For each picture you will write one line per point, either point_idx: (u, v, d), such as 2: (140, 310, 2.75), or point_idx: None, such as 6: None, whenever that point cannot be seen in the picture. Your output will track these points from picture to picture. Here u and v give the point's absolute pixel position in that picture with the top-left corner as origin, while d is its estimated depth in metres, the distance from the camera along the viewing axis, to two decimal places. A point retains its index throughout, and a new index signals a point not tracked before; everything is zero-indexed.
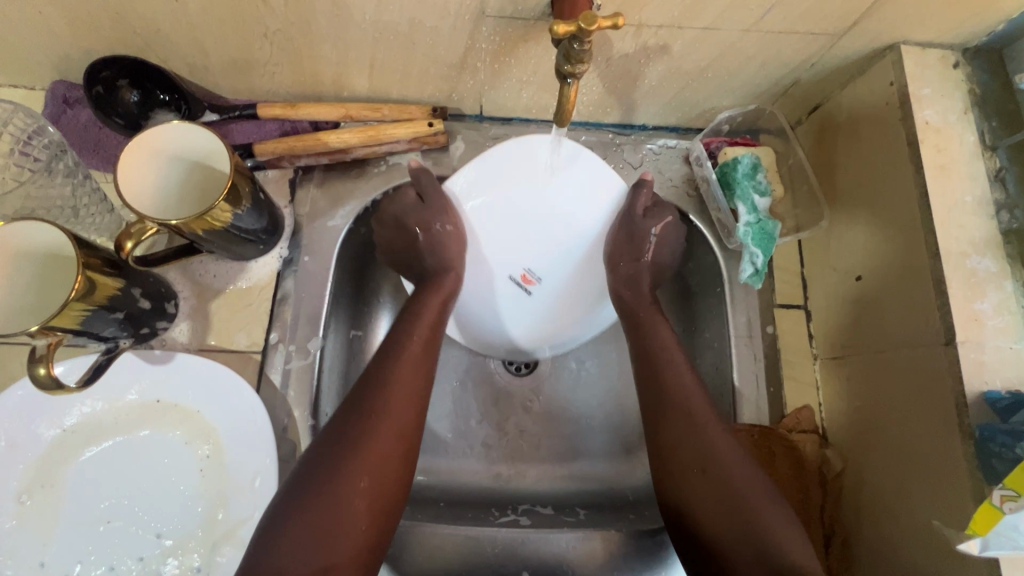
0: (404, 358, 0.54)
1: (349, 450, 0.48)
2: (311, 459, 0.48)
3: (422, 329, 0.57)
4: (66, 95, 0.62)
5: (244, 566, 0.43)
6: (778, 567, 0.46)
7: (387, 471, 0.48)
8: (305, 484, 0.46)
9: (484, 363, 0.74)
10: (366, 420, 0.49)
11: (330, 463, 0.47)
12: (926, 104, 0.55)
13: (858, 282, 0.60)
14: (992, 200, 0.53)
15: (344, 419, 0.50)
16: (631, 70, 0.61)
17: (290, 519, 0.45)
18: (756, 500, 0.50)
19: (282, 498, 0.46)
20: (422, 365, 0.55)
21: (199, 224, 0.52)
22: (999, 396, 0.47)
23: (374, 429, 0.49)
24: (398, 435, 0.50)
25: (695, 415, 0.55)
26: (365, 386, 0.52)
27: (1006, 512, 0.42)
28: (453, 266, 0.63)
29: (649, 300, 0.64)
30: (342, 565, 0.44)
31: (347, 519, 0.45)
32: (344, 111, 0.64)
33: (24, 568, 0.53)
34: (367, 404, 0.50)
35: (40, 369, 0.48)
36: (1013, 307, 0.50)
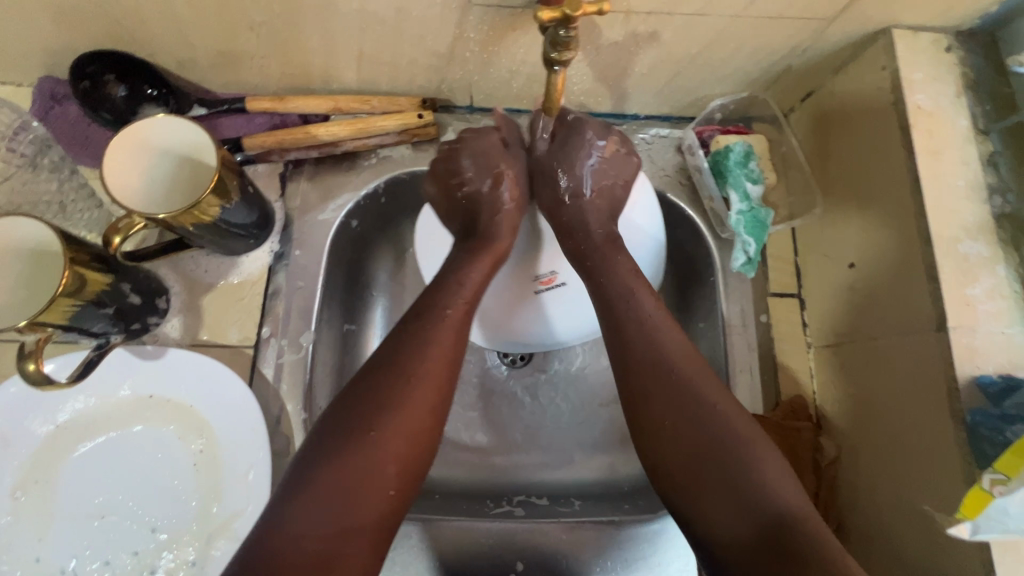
0: (445, 320, 0.53)
1: (381, 412, 0.47)
2: (340, 420, 0.47)
3: (466, 292, 0.56)
4: (53, 91, 0.61)
5: (268, 518, 0.43)
6: (769, 520, 0.43)
7: (416, 433, 0.48)
8: (335, 442, 0.45)
9: (478, 355, 0.74)
10: (397, 379, 0.49)
11: (354, 425, 0.46)
12: (918, 88, 0.55)
13: (851, 269, 0.60)
14: (985, 185, 0.53)
15: (380, 379, 0.49)
16: (622, 58, 0.60)
17: (315, 481, 0.44)
18: (745, 454, 0.47)
19: (305, 459, 0.45)
20: (459, 329, 0.54)
21: (187, 218, 0.52)
22: (991, 381, 0.46)
23: (410, 390, 0.49)
24: (435, 400, 0.49)
25: (673, 367, 0.51)
26: (403, 347, 0.51)
27: (995, 496, 0.42)
28: (499, 229, 0.61)
29: (603, 244, 0.60)
30: (364, 529, 0.43)
31: (369, 481, 0.45)
32: (333, 104, 0.64)
33: (19, 563, 0.53)
34: (400, 364, 0.50)
35: (30, 364, 0.48)
36: (1006, 292, 0.50)
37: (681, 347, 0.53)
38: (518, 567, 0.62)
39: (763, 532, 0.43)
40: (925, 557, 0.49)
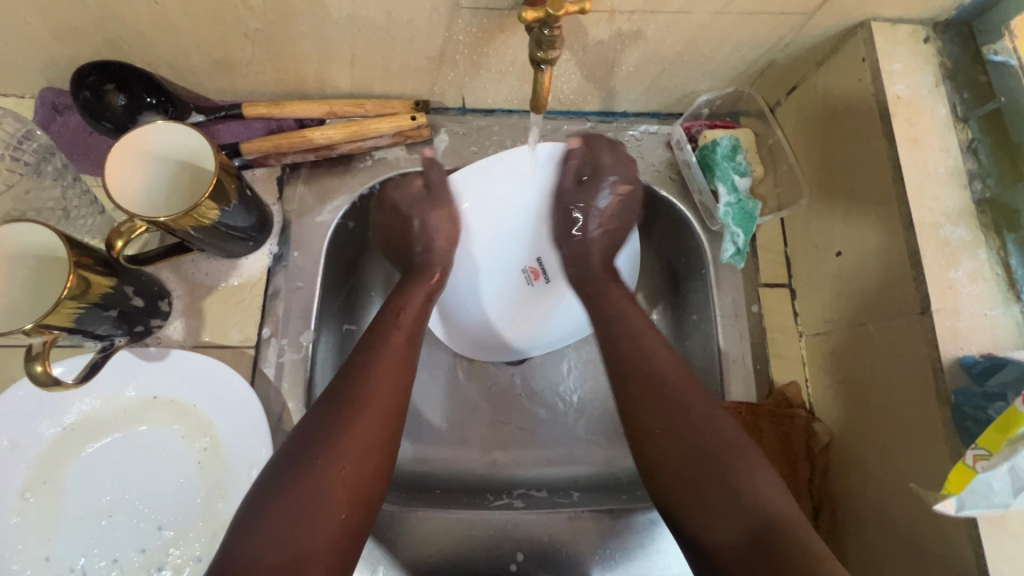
0: (388, 349, 0.56)
1: (331, 433, 0.49)
2: (298, 446, 0.48)
3: (403, 320, 0.60)
4: (55, 102, 0.63)
5: (228, 546, 0.43)
6: (758, 520, 0.45)
7: (367, 453, 0.49)
8: (286, 470, 0.47)
9: None
10: (347, 402, 0.51)
11: (314, 446, 0.48)
12: (898, 79, 0.56)
13: (838, 258, 0.61)
14: (965, 170, 0.54)
15: (327, 408, 0.51)
16: (608, 56, 0.62)
17: (273, 505, 0.45)
18: (727, 458, 0.49)
19: (263, 484, 0.47)
20: (404, 356, 0.57)
21: (187, 221, 0.53)
22: (974, 361, 0.47)
23: (356, 415, 0.50)
24: (383, 423, 0.51)
25: (668, 384, 0.55)
26: (348, 376, 0.53)
27: (978, 471, 0.42)
28: (434, 262, 0.66)
29: (602, 273, 0.68)
30: (319, 554, 0.44)
31: (322, 500, 0.46)
32: (327, 108, 0.66)
33: (30, 562, 0.55)
34: (344, 395, 0.51)
35: (37, 366, 0.49)
36: (988, 274, 0.51)
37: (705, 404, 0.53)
38: (518, 559, 0.61)
39: (750, 538, 0.45)
40: (915, 537, 0.50)
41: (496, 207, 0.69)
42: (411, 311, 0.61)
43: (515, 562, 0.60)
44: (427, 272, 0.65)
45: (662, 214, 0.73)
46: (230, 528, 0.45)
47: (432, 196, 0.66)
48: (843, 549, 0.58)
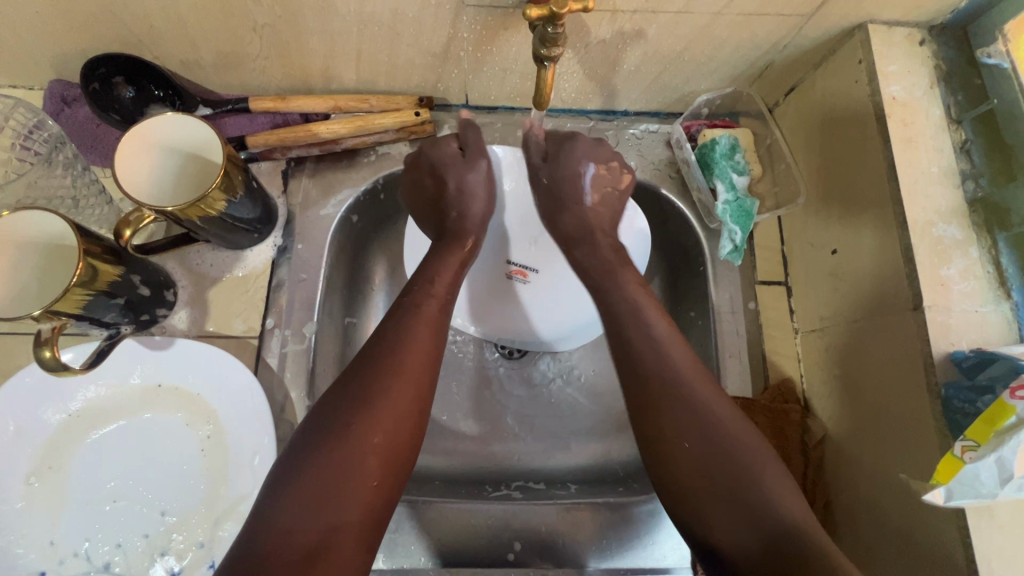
0: (419, 319, 0.54)
1: (360, 405, 0.47)
2: (324, 419, 0.47)
3: (437, 288, 0.57)
4: (63, 94, 0.64)
5: (259, 510, 0.43)
6: (771, 530, 0.43)
7: (394, 435, 0.47)
8: (315, 438, 0.46)
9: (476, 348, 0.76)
10: (376, 377, 0.49)
11: (342, 424, 0.46)
12: (893, 80, 0.57)
13: (834, 256, 0.62)
14: (958, 170, 0.55)
15: (359, 380, 0.49)
16: (610, 55, 0.63)
17: (304, 482, 0.43)
18: (749, 463, 0.46)
19: (291, 458, 0.45)
20: (436, 325, 0.55)
21: (194, 212, 0.54)
22: (964, 356, 0.48)
23: (388, 389, 0.48)
24: (414, 389, 0.50)
25: (676, 369, 0.51)
26: (382, 346, 0.51)
27: (966, 462, 0.43)
28: (471, 226, 0.63)
29: (612, 258, 0.61)
30: (351, 521, 0.43)
31: (354, 472, 0.45)
32: (333, 103, 0.66)
33: (34, 546, 0.55)
34: (375, 368, 0.50)
35: (46, 353, 0.50)
36: (979, 272, 0.52)
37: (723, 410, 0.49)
38: (516, 548, 0.61)
39: (766, 543, 0.43)
40: (904, 528, 0.51)
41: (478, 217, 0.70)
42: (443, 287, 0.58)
43: (512, 551, 0.61)
44: (461, 240, 0.62)
45: (661, 211, 0.74)
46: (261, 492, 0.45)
47: (466, 157, 0.64)
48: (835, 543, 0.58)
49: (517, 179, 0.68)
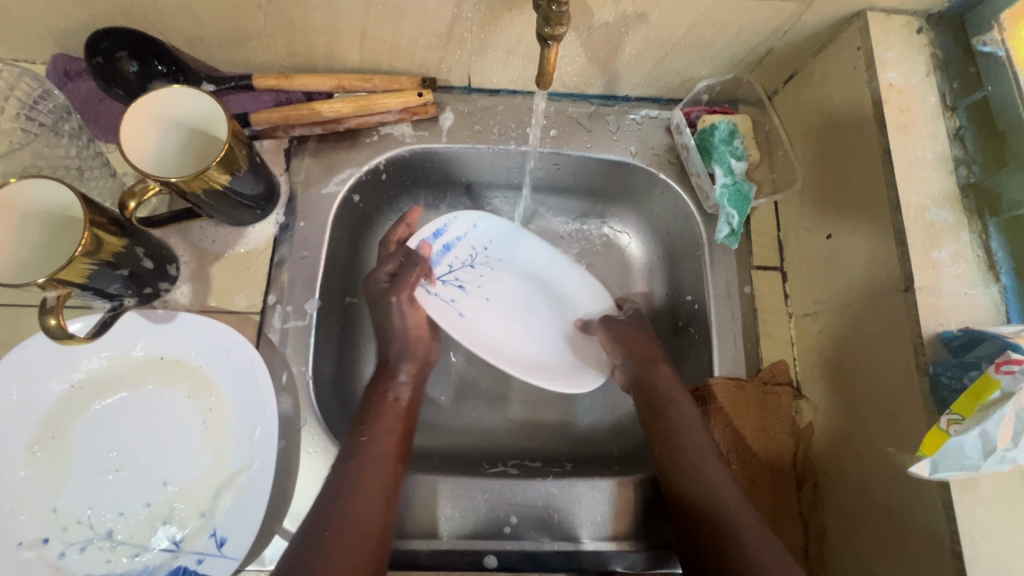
0: (390, 406, 0.63)
1: (353, 483, 0.54)
2: (330, 491, 0.54)
3: (404, 383, 0.66)
4: (66, 68, 0.62)
5: None
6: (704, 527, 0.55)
7: (376, 511, 0.54)
8: (302, 550, 0.49)
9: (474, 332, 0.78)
10: (358, 459, 0.56)
11: (345, 500, 0.53)
12: (890, 67, 0.58)
13: (829, 240, 0.64)
14: (952, 157, 0.56)
15: (343, 466, 0.56)
16: (612, 39, 0.63)
17: (330, 532, 0.50)
18: (696, 476, 0.57)
19: (318, 514, 0.52)
20: (405, 415, 0.63)
21: (198, 184, 0.55)
22: (953, 335, 0.49)
23: (362, 472, 0.55)
24: (385, 509, 0.54)
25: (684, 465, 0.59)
26: (354, 431, 0.59)
27: (950, 435, 0.44)
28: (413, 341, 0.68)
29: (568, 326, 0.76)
30: None
31: (347, 554, 0.49)
32: (336, 82, 0.67)
33: (37, 513, 0.56)
34: (349, 447, 0.57)
35: (52, 320, 0.50)
36: (970, 256, 0.53)
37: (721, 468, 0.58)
38: (512, 522, 0.61)
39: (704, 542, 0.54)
40: (892, 500, 0.52)
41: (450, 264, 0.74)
42: (401, 373, 0.66)
43: (508, 525, 0.61)
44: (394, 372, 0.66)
45: (660, 196, 0.76)
46: None
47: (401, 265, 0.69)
48: (822, 520, 0.60)
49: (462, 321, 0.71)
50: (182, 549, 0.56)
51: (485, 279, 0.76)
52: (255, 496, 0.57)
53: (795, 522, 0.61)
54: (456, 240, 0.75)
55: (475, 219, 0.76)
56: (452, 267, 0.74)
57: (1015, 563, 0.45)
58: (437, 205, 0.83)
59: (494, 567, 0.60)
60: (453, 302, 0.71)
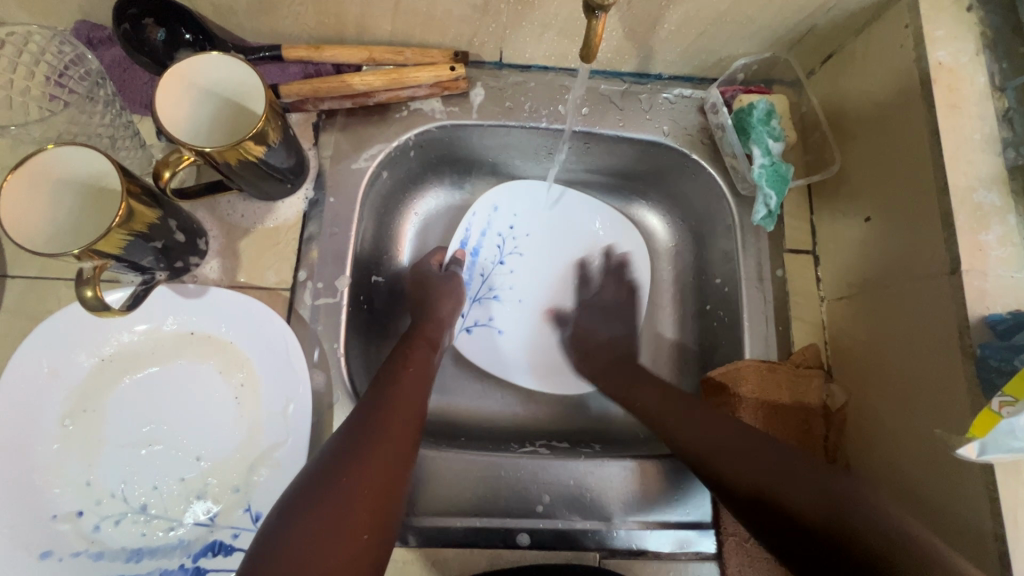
0: (409, 359, 0.62)
1: (348, 462, 0.50)
2: (322, 466, 0.50)
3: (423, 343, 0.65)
4: (89, 36, 0.61)
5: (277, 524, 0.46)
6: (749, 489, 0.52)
7: (370, 490, 0.49)
8: (321, 477, 0.49)
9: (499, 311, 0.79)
10: (358, 440, 0.52)
11: (330, 482, 0.48)
12: (940, 45, 0.56)
13: (867, 223, 0.63)
14: (1000, 138, 0.55)
15: (374, 408, 0.55)
16: (652, 13, 0.62)
17: (319, 498, 0.47)
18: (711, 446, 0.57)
19: (308, 483, 0.49)
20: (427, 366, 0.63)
21: (233, 155, 0.53)
22: (1000, 319, 0.48)
23: (386, 416, 0.55)
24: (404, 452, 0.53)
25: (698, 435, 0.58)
26: (383, 379, 0.59)
27: (1004, 417, 0.44)
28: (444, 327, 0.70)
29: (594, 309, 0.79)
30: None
31: (361, 484, 0.49)
32: (367, 54, 0.65)
33: (71, 486, 0.56)
34: (378, 394, 0.57)
35: (87, 291, 0.50)
36: (1016, 239, 0.52)
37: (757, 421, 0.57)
38: (545, 500, 0.62)
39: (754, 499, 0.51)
40: (930, 479, 0.52)
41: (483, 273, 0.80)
42: (418, 361, 0.62)
43: (541, 503, 0.62)
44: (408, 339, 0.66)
45: (690, 177, 0.75)
46: (274, 515, 0.48)
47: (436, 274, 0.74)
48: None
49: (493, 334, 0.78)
50: (217, 523, 0.56)
51: (514, 274, 0.81)
52: (290, 472, 0.57)
53: None
54: (481, 234, 0.80)
55: (495, 200, 0.80)
56: (483, 273, 0.80)
57: None
58: (463, 183, 0.82)
59: (527, 545, 0.60)
60: (490, 321, 0.79)
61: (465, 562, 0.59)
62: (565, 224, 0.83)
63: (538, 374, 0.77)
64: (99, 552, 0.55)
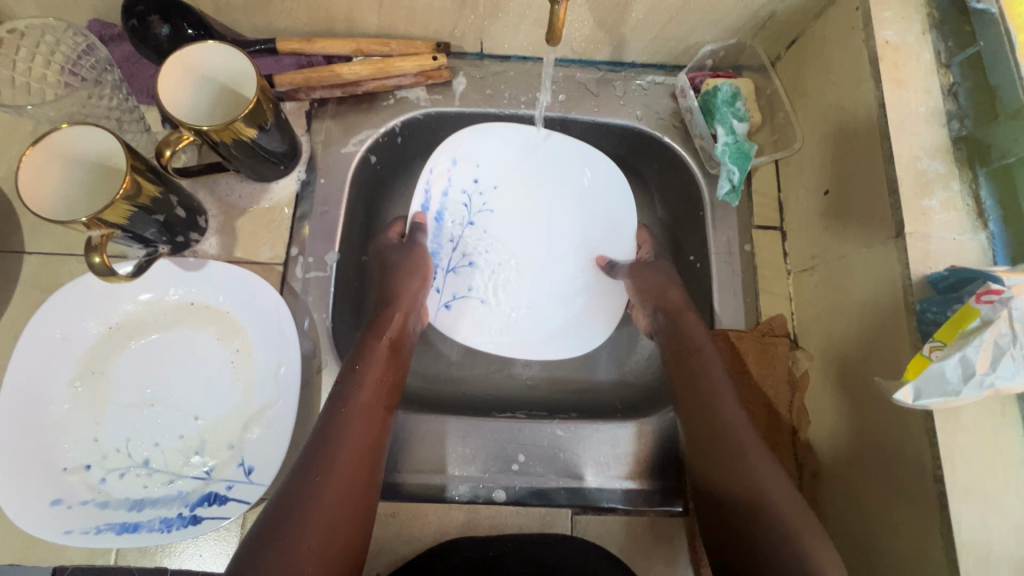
0: (369, 367, 0.61)
1: (304, 504, 0.51)
2: (298, 475, 0.53)
3: (383, 344, 0.63)
4: (101, 34, 0.67)
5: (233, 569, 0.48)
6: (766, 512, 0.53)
7: (351, 493, 0.53)
8: (276, 520, 0.50)
9: (470, 276, 0.79)
10: (321, 459, 0.53)
11: (285, 522, 0.49)
12: (887, 25, 0.60)
13: (826, 196, 0.66)
14: (945, 111, 0.58)
15: (330, 436, 0.55)
16: (619, 3, 0.66)
17: (275, 542, 0.48)
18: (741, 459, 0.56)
19: (262, 525, 0.50)
20: (388, 375, 0.62)
21: (228, 134, 0.58)
22: (941, 277, 0.51)
23: (342, 445, 0.55)
24: (361, 482, 0.54)
25: (741, 445, 0.57)
26: (339, 399, 0.58)
27: (933, 361, 0.47)
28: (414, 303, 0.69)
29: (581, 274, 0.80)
30: None
31: (313, 522, 0.50)
32: (355, 46, 0.70)
33: (80, 442, 0.60)
34: (331, 421, 0.56)
35: (96, 258, 0.54)
36: (960, 204, 0.55)
37: (751, 436, 0.58)
38: (520, 460, 0.65)
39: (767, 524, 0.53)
40: (881, 435, 0.55)
41: (450, 240, 0.79)
42: (375, 367, 0.61)
43: (517, 462, 0.65)
44: (382, 325, 0.65)
45: (663, 160, 0.79)
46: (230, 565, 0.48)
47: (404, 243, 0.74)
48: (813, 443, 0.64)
49: (467, 300, 0.78)
50: (213, 477, 0.60)
51: (484, 234, 0.80)
52: (279, 429, 0.61)
53: (789, 451, 0.65)
54: (443, 193, 0.79)
55: (452, 154, 0.78)
56: (453, 238, 0.79)
57: (995, 487, 0.48)
58: None
59: (503, 501, 0.64)
60: (470, 291, 0.78)
61: (445, 519, 0.62)
62: (529, 178, 0.81)
63: (527, 342, 0.77)
64: (104, 502, 0.59)
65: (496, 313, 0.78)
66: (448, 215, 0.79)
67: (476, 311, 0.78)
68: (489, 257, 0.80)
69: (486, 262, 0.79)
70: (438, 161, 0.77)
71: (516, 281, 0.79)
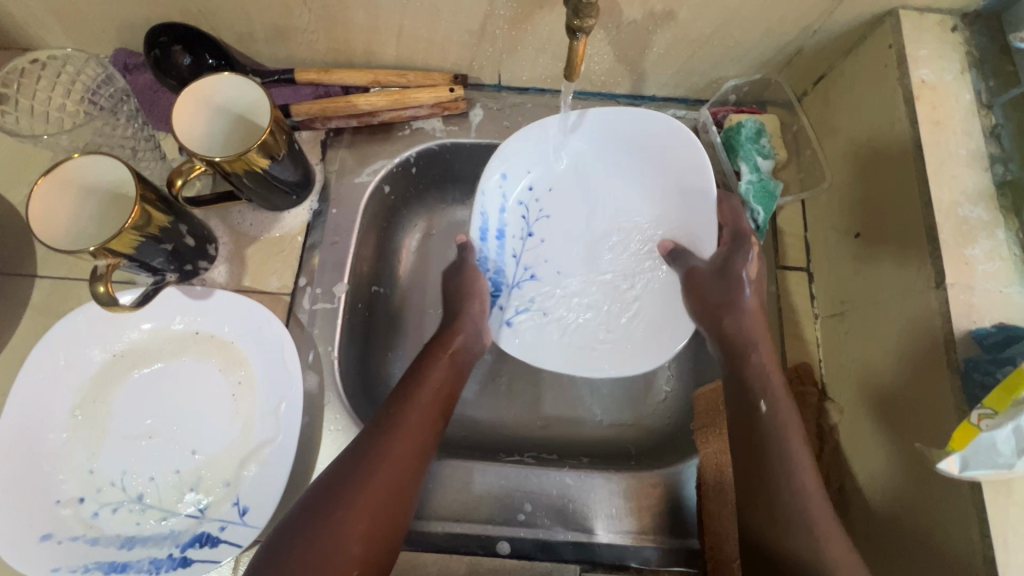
0: (406, 418, 0.56)
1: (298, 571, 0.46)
2: (295, 537, 0.48)
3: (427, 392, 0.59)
4: (126, 62, 0.67)
5: None
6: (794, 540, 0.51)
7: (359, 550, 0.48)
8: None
9: (539, 289, 0.72)
10: (326, 518, 0.48)
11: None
12: (922, 64, 0.57)
13: (856, 239, 0.63)
14: (987, 154, 0.55)
15: (344, 495, 0.50)
16: (641, 38, 0.64)
17: None
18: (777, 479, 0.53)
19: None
20: (426, 429, 0.56)
21: (240, 165, 0.57)
22: (986, 333, 0.48)
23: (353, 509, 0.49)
24: (368, 547, 0.49)
25: (786, 464, 0.54)
26: (366, 454, 0.53)
27: (982, 430, 0.44)
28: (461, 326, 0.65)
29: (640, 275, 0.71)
30: None
31: None
32: (372, 77, 0.70)
33: (76, 473, 0.59)
34: (348, 476, 0.51)
35: (100, 287, 0.54)
36: (1005, 254, 0.51)
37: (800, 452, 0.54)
38: (526, 510, 0.61)
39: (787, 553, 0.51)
40: (919, 508, 0.50)
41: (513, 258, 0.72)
42: (417, 416, 0.56)
43: (523, 513, 0.61)
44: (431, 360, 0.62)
45: None
46: None
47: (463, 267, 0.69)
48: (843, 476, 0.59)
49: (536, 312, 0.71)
50: (207, 515, 0.58)
51: (547, 241, 0.73)
52: (276, 468, 0.59)
53: None
54: (500, 210, 0.71)
55: (502, 167, 0.69)
56: (515, 253, 0.72)
57: None
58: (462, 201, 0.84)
59: (506, 555, 0.60)
60: (533, 305, 0.72)
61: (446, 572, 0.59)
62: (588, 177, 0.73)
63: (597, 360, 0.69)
64: (95, 538, 0.57)
65: (568, 328, 0.71)
66: (508, 232, 0.72)
67: (550, 323, 0.71)
68: (558, 269, 0.72)
69: (551, 274, 0.72)
70: (495, 172, 0.68)
71: (585, 294, 0.72)
